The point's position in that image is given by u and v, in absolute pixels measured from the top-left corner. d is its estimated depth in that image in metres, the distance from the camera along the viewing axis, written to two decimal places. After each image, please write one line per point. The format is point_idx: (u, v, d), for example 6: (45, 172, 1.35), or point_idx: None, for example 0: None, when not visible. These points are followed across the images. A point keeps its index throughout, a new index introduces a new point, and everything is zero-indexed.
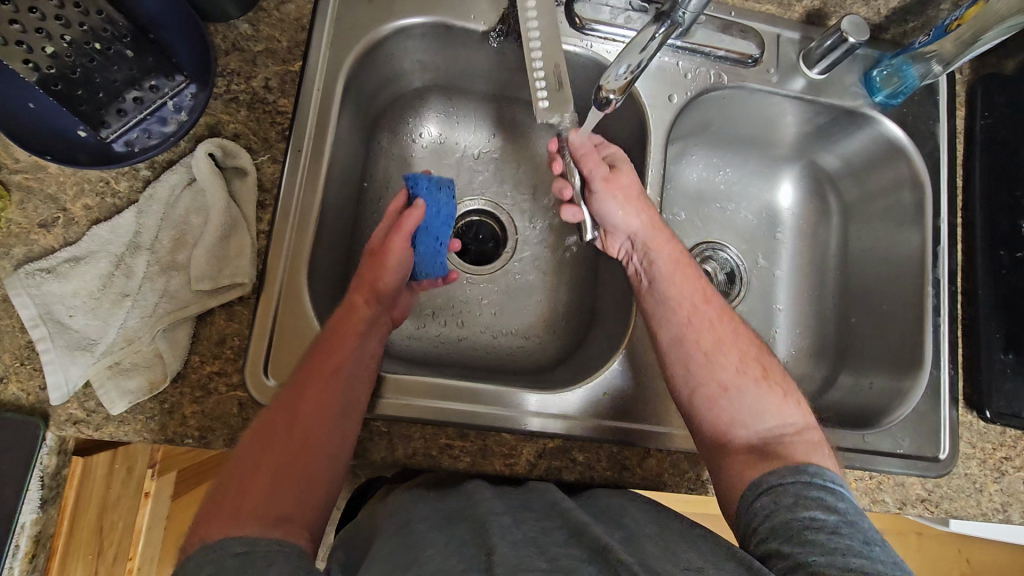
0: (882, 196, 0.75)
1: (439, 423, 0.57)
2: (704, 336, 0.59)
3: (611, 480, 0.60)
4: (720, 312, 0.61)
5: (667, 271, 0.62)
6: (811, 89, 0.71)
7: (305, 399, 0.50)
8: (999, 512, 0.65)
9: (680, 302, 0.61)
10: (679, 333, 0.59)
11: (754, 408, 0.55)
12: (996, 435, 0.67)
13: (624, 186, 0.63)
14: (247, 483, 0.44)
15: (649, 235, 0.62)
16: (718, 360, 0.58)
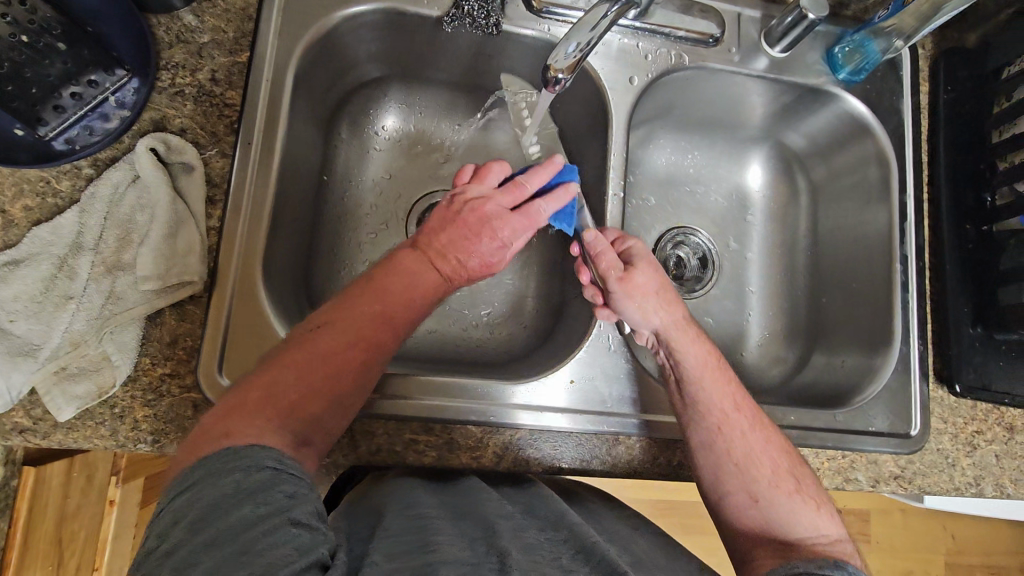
0: (849, 173, 0.75)
1: (402, 418, 0.56)
2: (735, 445, 0.55)
3: (580, 469, 0.59)
4: (752, 418, 0.56)
5: (694, 376, 0.57)
6: (774, 67, 0.71)
7: (365, 334, 0.48)
8: (972, 486, 0.65)
9: (709, 410, 0.56)
10: (709, 438, 0.55)
11: (787, 516, 0.52)
12: (967, 409, 0.67)
13: (642, 283, 0.59)
14: (290, 391, 0.44)
15: (672, 337, 0.58)
16: (753, 469, 0.54)
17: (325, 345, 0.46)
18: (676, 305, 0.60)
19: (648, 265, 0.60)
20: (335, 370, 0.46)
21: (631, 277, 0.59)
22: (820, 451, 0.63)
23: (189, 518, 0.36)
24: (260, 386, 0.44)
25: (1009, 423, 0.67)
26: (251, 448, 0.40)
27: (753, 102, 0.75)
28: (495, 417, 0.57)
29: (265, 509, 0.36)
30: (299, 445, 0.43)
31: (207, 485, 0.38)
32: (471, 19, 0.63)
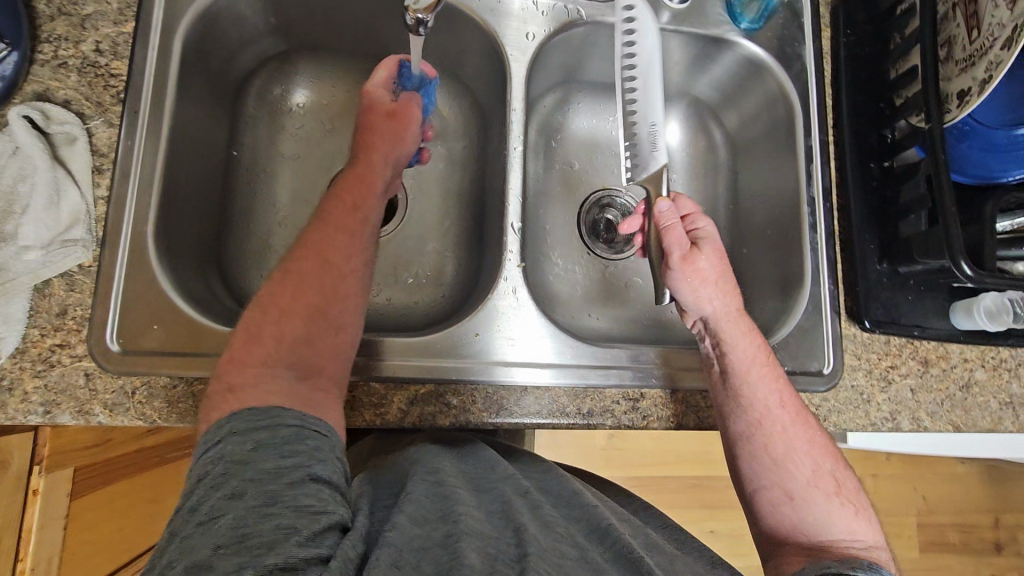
0: (759, 120, 0.76)
1: None
2: (775, 441, 0.54)
3: (487, 421, 0.58)
4: (797, 415, 0.55)
5: (744, 370, 0.56)
6: (674, 19, 0.71)
7: (322, 260, 0.53)
8: (887, 420, 0.66)
9: (752, 403, 0.55)
10: (749, 430, 0.55)
11: (818, 517, 0.51)
12: (881, 344, 0.68)
13: (702, 269, 0.58)
14: (279, 328, 0.50)
15: (724, 328, 0.58)
16: (792, 466, 0.53)
17: (296, 273, 0.52)
18: (733, 296, 0.58)
19: (711, 254, 0.59)
20: (311, 295, 0.52)
21: (691, 259, 0.58)
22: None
23: (217, 471, 0.40)
24: (256, 332, 0.50)
25: (923, 357, 0.68)
26: (266, 405, 0.45)
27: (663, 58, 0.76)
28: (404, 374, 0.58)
29: (292, 463, 0.41)
30: (302, 380, 0.49)
31: (240, 446, 0.42)
32: None
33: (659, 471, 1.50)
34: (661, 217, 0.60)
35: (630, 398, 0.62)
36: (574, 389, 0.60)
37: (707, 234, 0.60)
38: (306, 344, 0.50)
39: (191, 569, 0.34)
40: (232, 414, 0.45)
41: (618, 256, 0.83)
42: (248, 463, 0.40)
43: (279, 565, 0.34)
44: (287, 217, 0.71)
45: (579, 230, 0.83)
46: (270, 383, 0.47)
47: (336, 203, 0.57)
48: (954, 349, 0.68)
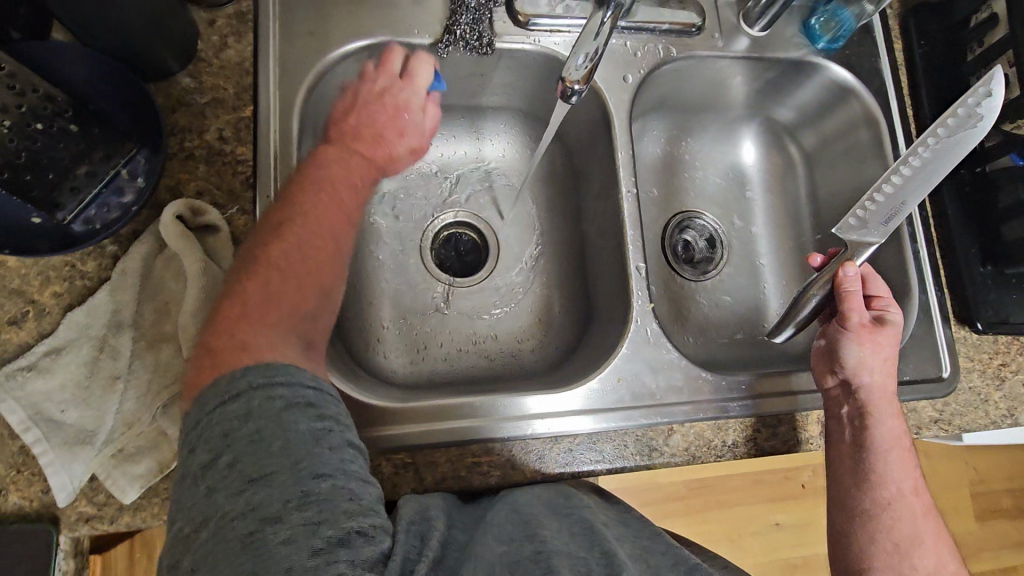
0: (840, 137, 0.78)
1: (463, 442, 0.57)
2: (901, 526, 0.55)
3: (641, 464, 0.60)
4: (926, 509, 0.56)
5: (888, 445, 0.57)
6: (755, 47, 0.73)
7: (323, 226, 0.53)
8: (1006, 417, 0.68)
9: (887, 483, 0.56)
10: (877, 505, 0.55)
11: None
12: (990, 344, 0.70)
13: (879, 346, 0.59)
14: (286, 284, 0.50)
15: (883, 404, 0.58)
16: (914, 555, 0.54)
17: (304, 242, 0.52)
18: (891, 378, 0.59)
19: (889, 336, 0.60)
20: (316, 267, 0.52)
21: (870, 331, 0.59)
22: (809, 411, 0.64)
23: (249, 429, 0.40)
24: (256, 287, 0.48)
25: None
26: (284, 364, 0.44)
27: (743, 86, 0.78)
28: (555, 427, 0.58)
29: (324, 427, 0.42)
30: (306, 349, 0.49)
31: (262, 403, 0.42)
32: (465, 42, 0.65)
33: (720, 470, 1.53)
34: (850, 279, 0.60)
35: (768, 425, 0.63)
36: (718, 422, 0.62)
37: (892, 318, 0.61)
38: (312, 318, 0.51)
39: (263, 526, 0.37)
40: (247, 368, 0.43)
41: (709, 277, 0.85)
42: (285, 425, 0.41)
43: (352, 530, 0.38)
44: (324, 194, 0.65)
45: (668, 256, 0.84)
46: (279, 344, 0.46)
47: (339, 166, 0.57)
48: None
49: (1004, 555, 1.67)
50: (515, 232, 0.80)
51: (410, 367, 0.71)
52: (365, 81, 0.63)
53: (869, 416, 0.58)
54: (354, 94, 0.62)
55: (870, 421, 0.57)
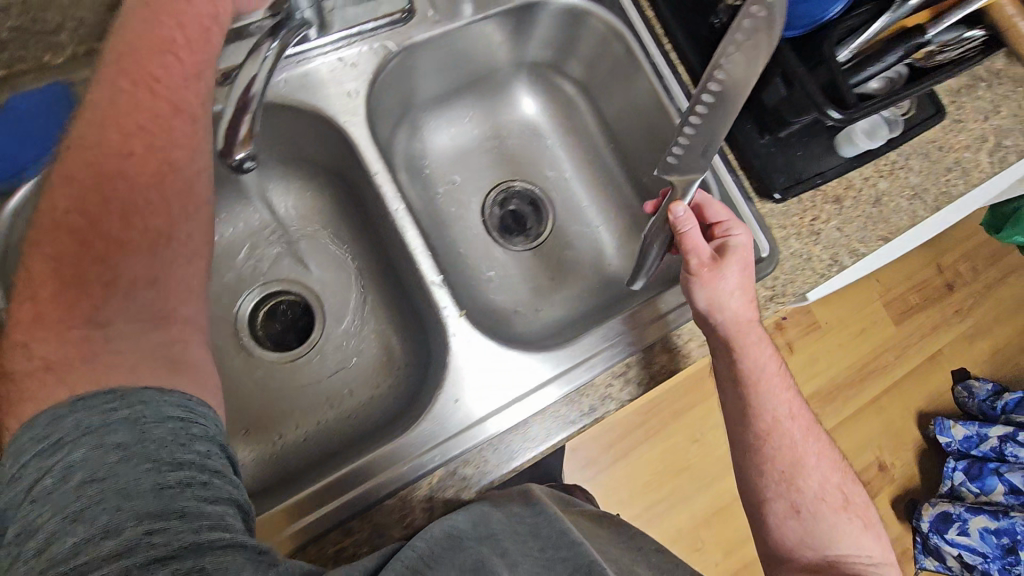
0: (599, 59, 0.76)
1: (325, 528, 0.54)
2: (784, 459, 0.63)
3: (509, 470, 0.59)
4: (806, 429, 0.64)
5: (751, 374, 0.63)
6: (477, 9, 0.68)
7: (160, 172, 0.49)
8: (831, 266, 0.71)
9: (763, 415, 0.63)
10: (759, 438, 0.63)
11: (829, 529, 0.62)
12: (796, 205, 0.72)
13: (726, 281, 0.60)
14: (118, 271, 0.45)
15: (743, 333, 0.62)
16: (800, 481, 0.62)
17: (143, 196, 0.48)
18: (746, 307, 0.61)
19: (735, 265, 0.61)
20: (168, 219, 0.49)
21: (715, 267, 0.60)
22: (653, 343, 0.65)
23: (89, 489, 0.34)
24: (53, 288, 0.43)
25: (834, 197, 0.73)
26: (129, 386, 0.40)
27: (488, 47, 0.74)
28: (462, 448, 0.58)
29: (182, 475, 0.37)
30: (162, 344, 0.45)
31: (99, 451, 0.36)
32: None
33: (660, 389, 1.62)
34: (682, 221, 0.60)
35: (619, 374, 0.63)
36: (567, 394, 0.61)
37: (734, 244, 0.62)
38: (154, 293, 0.47)
39: None
40: (77, 397, 0.39)
41: (539, 241, 0.83)
42: (124, 487, 0.35)
43: None
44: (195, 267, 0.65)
45: (493, 237, 0.82)
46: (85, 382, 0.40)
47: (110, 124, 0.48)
48: (854, 176, 0.74)
49: (929, 343, 1.81)
50: (332, 280, 0.76)
51: (268, 463, 0.67)
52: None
53: (734, 348, 0.62)
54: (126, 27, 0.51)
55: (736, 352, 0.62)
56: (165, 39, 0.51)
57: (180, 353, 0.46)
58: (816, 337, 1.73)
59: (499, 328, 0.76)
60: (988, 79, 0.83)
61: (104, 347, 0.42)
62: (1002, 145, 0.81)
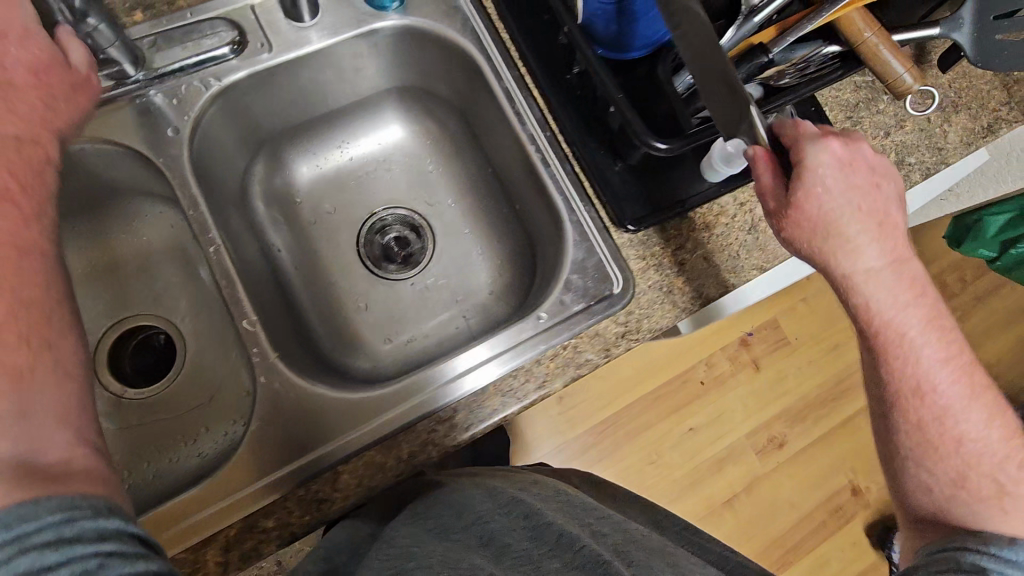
0: (460, 82, 0.73)
1: (209, 536, 0.54)
2: (948, 411, 0.55)
3: (314, 521, 0.56)
4: (959, 372, 0.55)
5: (891, 295, 0.53)
6: (321, 36, 0.66)
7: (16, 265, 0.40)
8: (695, 299, 0.66)
9: (921, 356, 0.54)
10: (915, 385, 0.55)
11: (971, 486, 0.55)
12: (658, 235, 0.67)
13: (821, 203, 0.50)
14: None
15: (892, 232, 0.52)
16: (940, 451, 0.56)
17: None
18: (865, 206, 0.51)
19: (853, 157, 0.51)
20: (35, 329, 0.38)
21: (795, 205, 0.50)
22: (483, 386, 0.61)
23: None
24: None
25: (702, 224, 0.68)
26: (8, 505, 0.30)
27: (344, 73, 0.72)
28: (369, 440, 0.58)
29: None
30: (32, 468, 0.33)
31: None
32: None
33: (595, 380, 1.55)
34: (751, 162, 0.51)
35: (444, 419, 0.60)
36: (378, 441, 0.58)
37: (812, 163, 0.50)
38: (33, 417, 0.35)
39: None
40: None
41: (415, 269, 0.80)
42: None
43: None
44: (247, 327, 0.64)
45: (369, 266, 0.79)
46: None
47: None
48: (727, 201, 0.69)
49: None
50: (195, 315, 0.75)
51: None
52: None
53: (874, 271, 0.52)
54: None
55: (890, 258, 0.52)
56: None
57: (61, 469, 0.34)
58: (785, 353, 1.65)
59: (360, 365, 0.73)
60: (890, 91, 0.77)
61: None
62: (904, 162, 0.75)
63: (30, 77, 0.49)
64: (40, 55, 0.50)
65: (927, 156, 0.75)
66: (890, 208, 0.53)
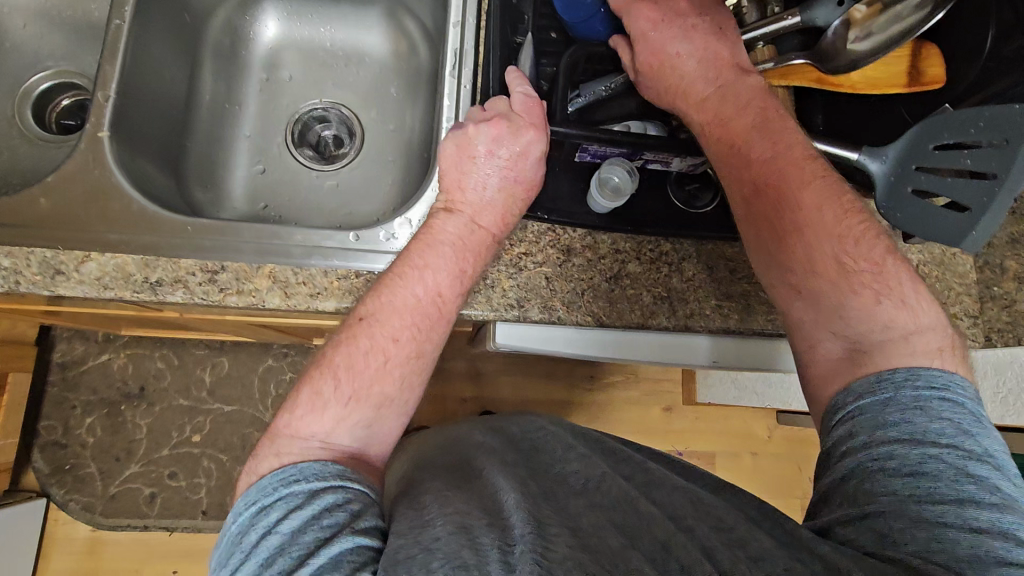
0: (437, 12, 0.74)
1: None
2: (803, 203, 0.52)
3: (40, 285, 0.56)
4: (806, 164, 0.53)
5: (739, 101, 0.56)
6: None
7: (422, 330, 0.55)
8: (512, 307, 0.62)
9: (767, 152, 0.54)
10: (768, 163, 0.53)
11: (834, 307, 0.51)
12: (516, 232, 0.63)
13: (673, 37, 0.58)
14: (391, 350, 0.53)
15: (724, 59, 0.57)
16: (800, 248, 0.52)
17: (421, 288, 0.55)
18: (709, 38, 0.58)
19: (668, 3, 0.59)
20: (424, 331, 0.55)
21: (648, 44, 0.58)
22: (260, 264, 0.59)
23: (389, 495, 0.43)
24: (348, 351, 0.53)
25: (565, 246, 0.64)
26: (336, 464, 0.48)
27: None
28: (136, 250, 0.58)
29: (327, 531, 0.42)
30: (378, 409, 0.52)
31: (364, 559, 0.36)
32: None
33: (505, 404, 1.44)
34: (516, 93, 0.60)
35: (210, 272, 0.59)
36: (136, 255, 0.58)
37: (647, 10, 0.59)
38: (388, 373, 0.53)
39: None
40: (296, 463, 0.48)
41: (329, 167, 0.81)
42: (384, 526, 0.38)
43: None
44: (156, 112, 0.70)
45: (289, 140, 0.81)
46: (329, 422, 0.50)
47: (444, 273, 0.56)
48: (603, 239, 0.64)
49: None
50: None
51: None
52: (514, 169, 0.59)
53: (719, 86, 0.56)
54: (474, 175, 0.59)
55: (720, 75, 0.57)
56: (464, 276, 0.57)
57: (412, 376, 0.54)
58: None
59: (204, 210, 0.74)
60: None
61: (336, 405, 0.51)
62: None
63: (523, 187, 0.60)
64: (532, 171, 0.59)
65: None
66: (708, 33, 0.58)
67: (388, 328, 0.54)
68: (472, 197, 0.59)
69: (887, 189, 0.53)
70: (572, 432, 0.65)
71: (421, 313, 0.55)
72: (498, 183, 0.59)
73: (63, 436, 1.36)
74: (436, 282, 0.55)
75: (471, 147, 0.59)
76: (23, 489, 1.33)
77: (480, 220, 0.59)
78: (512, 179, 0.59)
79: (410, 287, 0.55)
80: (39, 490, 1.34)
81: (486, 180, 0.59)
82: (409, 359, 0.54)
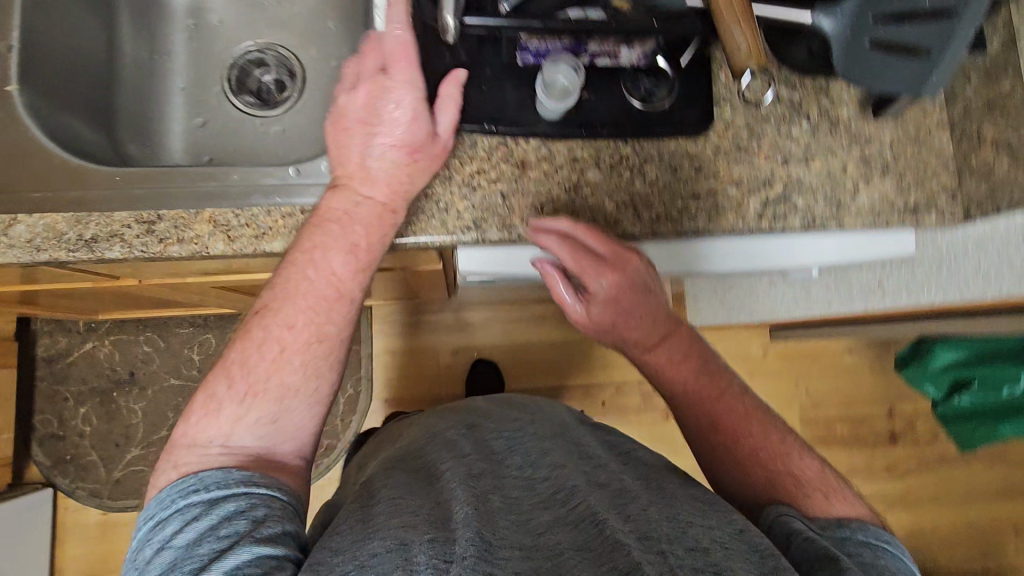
0: None
1: None
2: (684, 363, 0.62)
3: None
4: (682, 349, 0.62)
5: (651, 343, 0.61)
6: None
7: (319, 314, 0.54)
8: (468, 230, 0.59)
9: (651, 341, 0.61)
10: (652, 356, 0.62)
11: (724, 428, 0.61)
12: (465, 149, 0.60)
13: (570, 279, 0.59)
14: (290, 347, 0.53)
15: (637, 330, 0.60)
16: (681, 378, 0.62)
17: (309, 280, 0.54)
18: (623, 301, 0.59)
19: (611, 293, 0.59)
20: (320, 317, 0.54)
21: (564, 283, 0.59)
22: (199, 211, 0.56)
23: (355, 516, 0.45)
24: (242, 359, 0.52)
25: (518, 160, 0.61)
26: (239, 470, 0.48)
27: None
28: (64, 207, 0.55)
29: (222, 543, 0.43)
30: (281, 400, 0.52)
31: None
32: None
33: (498, 351, 1.43)
34: (390, 35, 0.56)
35: (147, 224, 0.56)
36: (67, 212, 0.55)
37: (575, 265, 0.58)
38: (288, 364, 0.53)
39: None
40: (192, 474, 0.48)
41: (272, 112, 0.76)
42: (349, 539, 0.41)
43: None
44: (72, 64, 0.66)
45: (227, 88, 0.76)
46: (228, 420, 0.50)
47: (336, 248, 0.54)
48: (559, 149, 0.61)
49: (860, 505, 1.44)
50: None
51: None
52: (390, 131, 0.55)
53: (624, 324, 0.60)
54: (354, 142, 0.56)
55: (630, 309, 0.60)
56: (355, 248, 0.55)
57: (313, 364, 0.54)
58: None
59: None
60: (815, 119, 0.65)
61: (234, 404, 0.51)
62: (787, 199, 0.63)
63: (407, 149, 0.55)
64: (415, 132, 0.55)
65: (819, 204, 0.64)
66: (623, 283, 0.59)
67: (278, 330, 0.53)
68: (350, 164, 0.56)
69: (845, 47, 0.51)
70: (537, 433, 0.62)
71: (311, 306, 0.54)
72: (380, 150, 0.55)
73: (60, 428, 1.36)
74: (327, 260, 0.54)
75: (347, 117, 0.56)
76: (27, 483, 1.34)
77: (367, 190, 0.55)
78: (397, 141, 0.55)
79: (298, 278, 0.54)
80: (44, 482, 1.34)
81: (369, 142, 0.55)
82: (310, 343, 0.53)
